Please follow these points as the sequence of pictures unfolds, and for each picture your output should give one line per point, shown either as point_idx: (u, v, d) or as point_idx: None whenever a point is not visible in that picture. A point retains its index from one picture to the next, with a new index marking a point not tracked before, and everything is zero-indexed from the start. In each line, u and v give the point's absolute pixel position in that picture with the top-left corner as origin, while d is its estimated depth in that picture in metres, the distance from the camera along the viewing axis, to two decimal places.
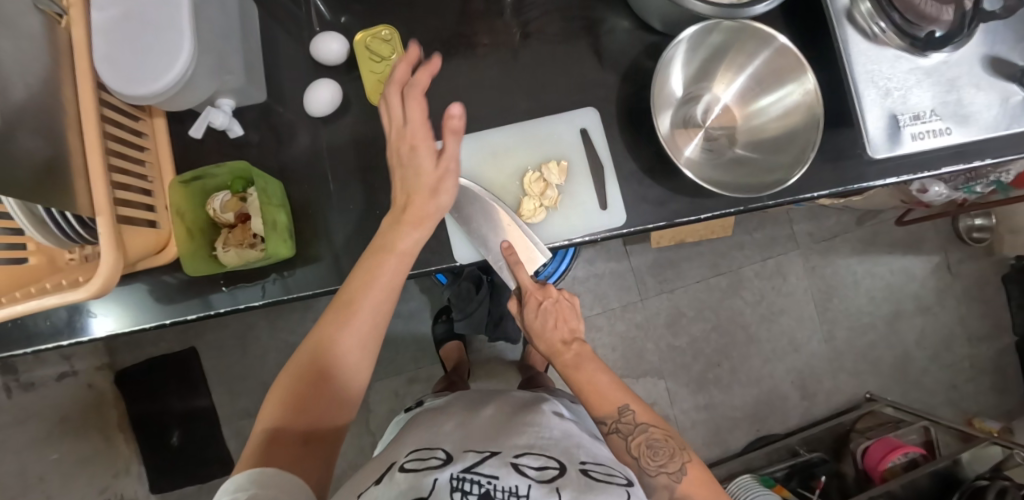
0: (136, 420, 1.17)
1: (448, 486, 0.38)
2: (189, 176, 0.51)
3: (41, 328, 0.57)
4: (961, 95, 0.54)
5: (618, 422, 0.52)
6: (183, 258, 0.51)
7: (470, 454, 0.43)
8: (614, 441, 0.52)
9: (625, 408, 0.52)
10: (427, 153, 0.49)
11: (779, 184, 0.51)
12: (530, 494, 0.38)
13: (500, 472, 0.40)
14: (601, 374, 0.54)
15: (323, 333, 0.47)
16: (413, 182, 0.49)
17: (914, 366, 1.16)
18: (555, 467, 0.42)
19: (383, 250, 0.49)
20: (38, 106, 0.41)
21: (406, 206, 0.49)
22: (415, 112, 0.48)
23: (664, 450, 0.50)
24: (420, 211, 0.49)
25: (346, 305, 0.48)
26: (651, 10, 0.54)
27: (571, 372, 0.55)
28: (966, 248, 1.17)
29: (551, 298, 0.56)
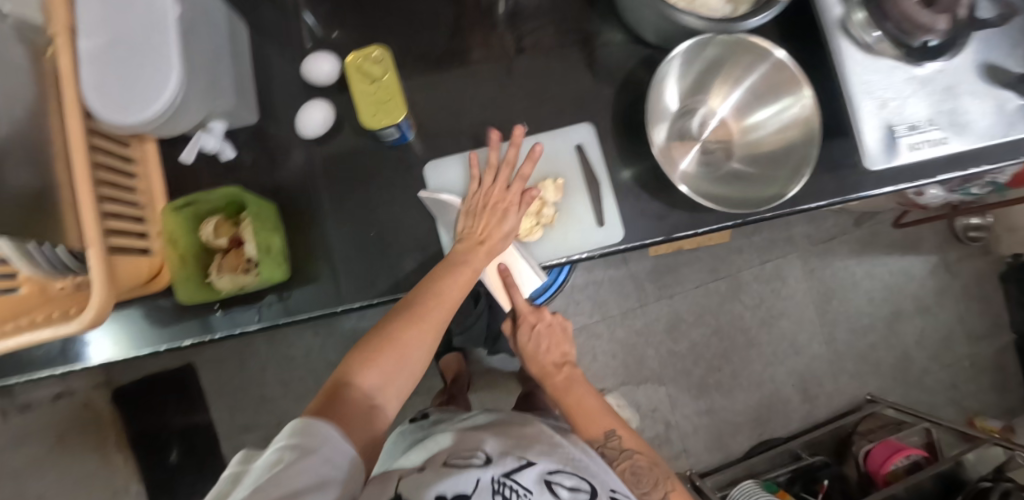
0: (134, 438, 1.15)
1: (490, 487, 0.38)
2: (184, 200, 0.50)
3: (35, 357, 0.56)
4: (958, 103, 0.54)
5: (603, 446, 0.53)
6: (176, 285, 0.50)
7: (509, 459, 0.42)
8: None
9: (610, 433, 0.54)
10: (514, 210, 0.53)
11: (778, 198, 0.50)
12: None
13: (536, 487, 0.39)
14: (587, 396, 0.57)
15: (393, 326, 0.48)
16: (498, 228, 0.52)
17: (914, 367, 1.16)
18: (586, 491, 0.42)
19: (458, 262, 0.51)
20: (22, 138, 0.40)
21: (483, 238, 0.52)
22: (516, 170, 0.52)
23: (647, 478, 0.51)
24: (495, 243, 0.52)
25: (417, 308, 0.49)
26: (645, 23, 0.54)
27: (561, 392, 0.58)
28: (964, 247, 1.17)
29: (543, 321, 0.59)
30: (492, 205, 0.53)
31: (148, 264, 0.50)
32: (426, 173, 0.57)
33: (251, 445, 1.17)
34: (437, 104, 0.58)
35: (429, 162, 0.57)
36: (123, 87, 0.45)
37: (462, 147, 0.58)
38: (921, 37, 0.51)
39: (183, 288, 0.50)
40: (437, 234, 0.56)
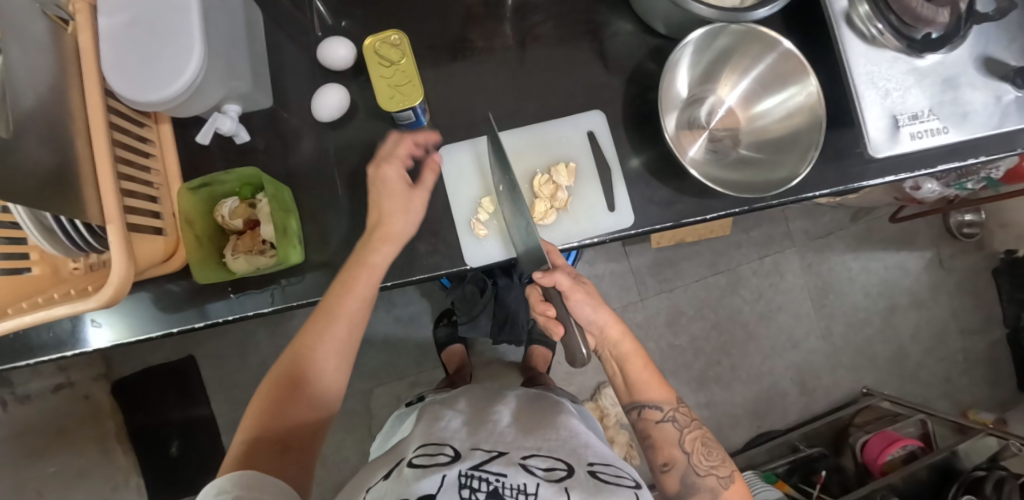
0: (134, 432, 1.14)
1: (457, 483, 0.39)
2: (198, 183, 0.51)
3: (44, 340, 0.56)
4: (959, 94, 0.56)
5: (675, 410, 0.54)
6: (192, 265, 0.51)
7: (477, 453, 0.43)
8: (666, 430, 0.54)
9: (678, 401, 0.55)
10: (400, 180, 0.53)
11: (786, 182, 0.51)
12: (539, 492, 0.39)
13: (507, 471, 0.41)
14: (646, 366, 0.56)
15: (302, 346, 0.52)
16: (385, 202, 0.53)
17: (910, 360, 1.18)
18: (563, 469, 0.43)
19: (355, 266, 0.51)
20: (47, 114, 0.40)
21: (379, 226, 0.52)
22: (400, 152, 0.55)
23: (715, 452, 0.53)
24: (390, 230, 0.52)
25: (322, 323, 0.52)
26: (655, 12, 0.55)
27: (628, 346, 0.55)
28: (958, 243, 1.20)
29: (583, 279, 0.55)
30: (387, 194, 0.53)
31: (163, 244, 0.51)
32: (441, 159, 0.58)
33: None
34: (448, 91, 0.59)
35: (443, 149, 0.59)
36: (147, 67, 0.45)
37: (474, 134, 0.59)
38: (922, 29, 0.53)
39: (199, 268, 0.51)
40: (450, 218, 0.57)
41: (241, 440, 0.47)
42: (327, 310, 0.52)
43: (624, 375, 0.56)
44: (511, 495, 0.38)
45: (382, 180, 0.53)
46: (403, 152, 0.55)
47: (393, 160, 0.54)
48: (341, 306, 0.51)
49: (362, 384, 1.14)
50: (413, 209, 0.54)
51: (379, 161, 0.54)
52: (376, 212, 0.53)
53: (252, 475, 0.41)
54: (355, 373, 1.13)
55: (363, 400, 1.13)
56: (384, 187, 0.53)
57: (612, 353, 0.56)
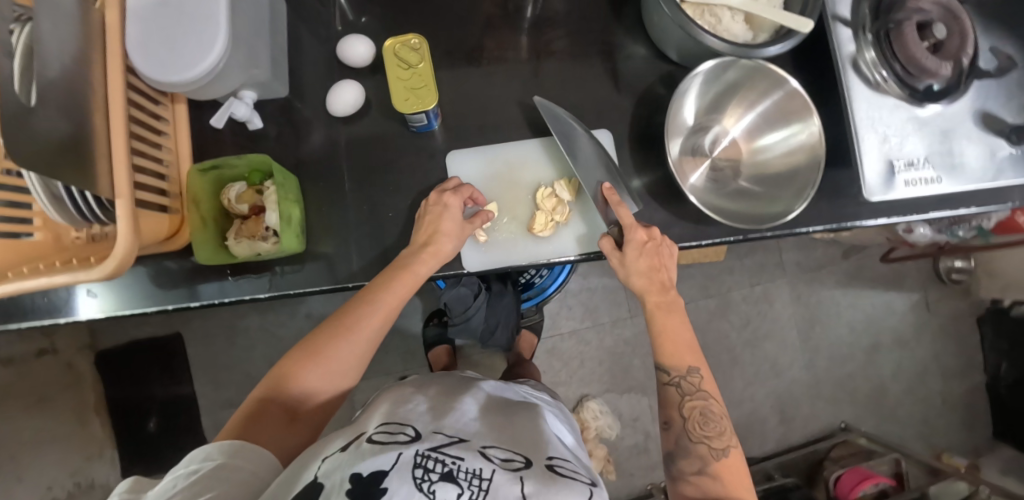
0: (113, 405, 1.13)
1: (412, 461, 0.39)
2: (208, 164, 0.52)
3: (37, 305, 0.56)
4: (955, 146, 0.57)
5: (682, 378, 0.53)
6: (195, 244, 0.51)
7: (438, 437, 0.44)
8: (668, 393, 0.53)
9: (694, 369, 0.53)
10: (456, 212, 0.54)
11: (781, 217, 0.53)
12: (494, 477, 0.39)
13: (465, 455, 0.41)
14: (682, 328, 0.55)
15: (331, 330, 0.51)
16: (439, 222, 0.54)
17: (889, 398, 1.20)
18: (520, 461, 0.43)
19: (402, 270, 0.52)
20: (69, 81, 0.41)
21: (428, 242, 0.54)
22: (465, 189, 0.55)
23: (715, 426, 0.51)
24: (439, 249, 0.53)
25: (355, 314, 0.51)
26: (669, 40, 0.56)
27: (660, 315, 0.55)
28: (944, 287, 1.22)
29: (653, 239, 0.54)
30: (434, 224, 0.54)
31: (167, 222, 0.51)
32: (449, 165, 0.59)
33: None
34: (462, 96, 0.60)
35: (451, 154, 0.60)
36: (171, 50, 0.46)
37: (483, 142, 0.60)
38: (925, 80, 0.55)
39: (202, 249, 0.52)
40: None
41: (255, 396, 0.48)
42: (369, 298, 0.51)
43: (654, 336, 0.55)
44: (465, 478, 0.38)
45: (443, 207, 0.54)
46: (467, 190, 0.56)
47: (456, 191, 0.55)
48: (383, 299, 0.51)
49: None
50: (462, 236, 0.55)
51: (440, 190, 0.55)
52: (429, 228, 0.54)
53: (238, 444, 0.43)
54: None
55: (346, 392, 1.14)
56: (441, 214, 0.54)
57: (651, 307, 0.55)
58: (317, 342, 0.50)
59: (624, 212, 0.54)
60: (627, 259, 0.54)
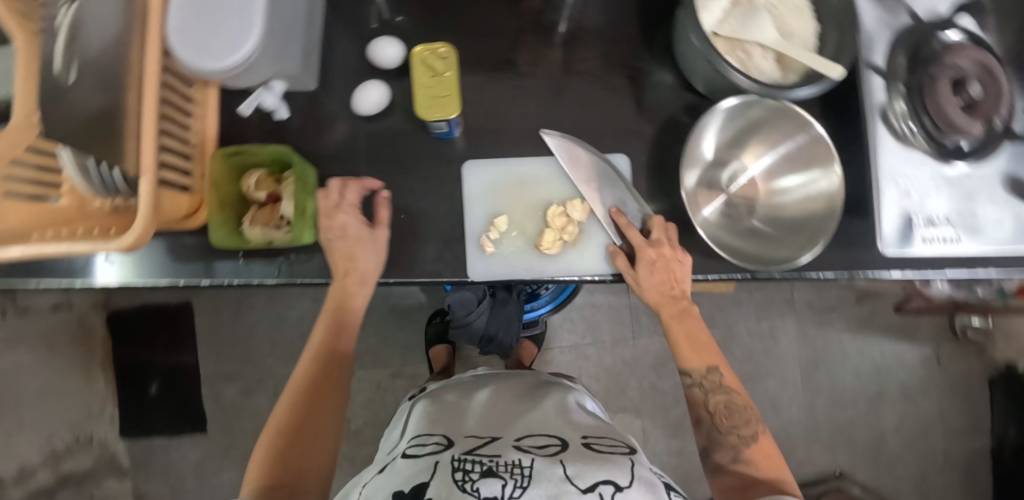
0: (119, 365, 1.17)
1: (451, 466, 0.41)
2: (234, 150, 0.53)
3: (56, 267, 0.58)
4: (977, 207, 0.57)
5: (704, 377, 0.56)
6: (210, 226, 0.53)
7: (470, 439, 0.46)
8: (693, 394, 0.57)
9: (713, 368, 0.57)
10: (359, 224, 0.55)
11: (789, 261, 0.52)
12: (533, 465, 0.40)
13: (501, 451, 0.42)
14: (699, 326, 0.59)
15: (292, 395, 0.56)
16: (352, 247, 0.55)
17: (888, 450, 1.17)
18: (556, 444, 0.44)
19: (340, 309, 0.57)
20: (104, 61, 0.43)
21: (345, 273, 0.55)
22: (351, 196, 0.55)
23: (739, 414, 0.55)
24: (362, 272, 0.55)
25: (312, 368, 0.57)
26: (697, 71, 0.56)
27: (676, 324, 0.58)
28: (958, 344, 1.19)
29: (665, 256, 0.55)
30: (340, 246, 0.55)
31: (187, 202, 0.53)
32: (464, 174, 0.60)
33: (230, 395, 1.18)
34: (486, 106, 0.61)
35: (466, 163, 0.60)
36: (208, 37, 0.48)
37: (500, 153, 0.61)
38: (953, 137, 0.55)
39: (217, 231, 0.53)
40: (461, 229, 0.59)
41: (248, 489, 0.49)
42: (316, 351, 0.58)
43: (675, 340, 0.58)
44: (504, 469, 0.40)
45: (343, 229, 0.55)
46: (354, 197, 0.55)
47: (350, 210, 0.55)
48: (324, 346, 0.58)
49: None
50: (380, 250, 0.56)
51: (331, 210, 0.55)
52: (342, 259, 0.55)
53: None
54: None
55: None
56: (345, 239, 0.54)
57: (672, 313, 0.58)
58: (284, 414, 0.54)
59: (635, 235, 0.56)
60: (640, 276, 0.55)
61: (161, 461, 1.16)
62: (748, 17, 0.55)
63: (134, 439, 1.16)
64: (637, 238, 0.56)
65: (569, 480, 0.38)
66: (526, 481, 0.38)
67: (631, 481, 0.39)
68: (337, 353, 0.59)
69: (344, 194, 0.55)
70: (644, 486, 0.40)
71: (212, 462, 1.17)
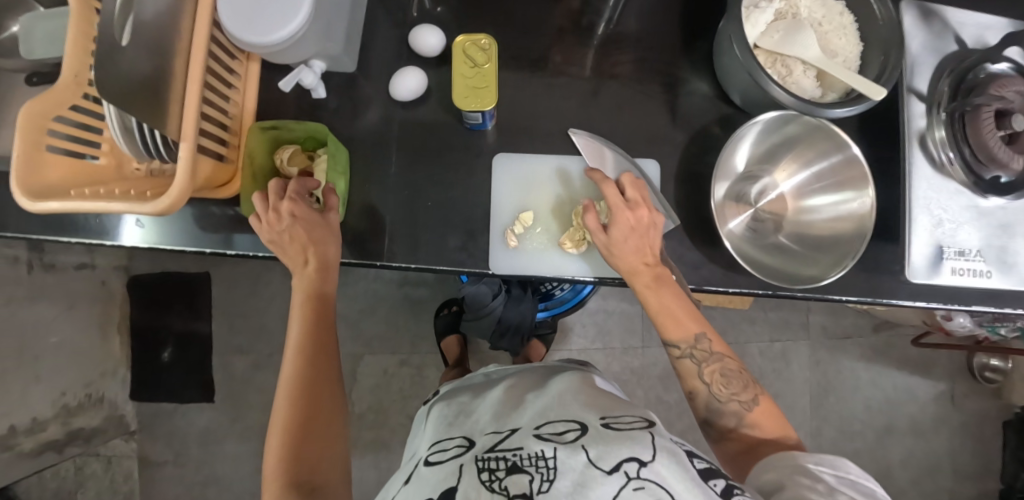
0: (136, 328, 1.19)
1: (474, 466, 0.41)
2: (271, 125, 0.54)
3: (87, 225, 0.60)
4: (1011, 243, 0.56)
5: (693, 347, 0.53)
6: (242, 195, 0.55)
7: (489, 436, 0.45)
8: (685, 365, 0.54)
9: (701, 336, 0.53)
10: (306, 211, 0.51)
11: (815, 279, 0.52)
12: (556, 455, 0.39)
13: (523, 443, 0.42)
14: (677, 298, 0.53)
15: (288, 389, 0.52)
16: (306, 236, 0.51)
17: (893, 485, 1.15)
18: (576, 429, 0.43)
19: (321, 297, 0.55)
20: (159, 26, 0.44)
21: (304, 260, 0.53)
22: (290, 188, 0.51)
23: (736, 380, 0.52)
24: (321, 257, 0.53)
25: (308, 354, 0.53)
26: (735, 82, 0.56)
27: (651, 295, 0.52)
28: (974, 383, 1.17)
29: (642, 220, 0.52)
30: (291, 236, 0.51)
31: (221, 171, 0.54)
32: (494, 167, 0.60)
33: (239, 366, 1.20)
34: (520, 101, 0.61)
35: (497, 156, 0.61)
36: (258, 11, 0.48)
37: (530, 149, 0.61)
38: (994, 171, 0.54)
39: (247, 201, 0.55)
40: (486, 222, 0.59)
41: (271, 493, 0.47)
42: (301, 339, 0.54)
43: (654, 313, 0.53)
44: (529, 463, 0.39)
45: (290, 220, 0.50)
46: (296, 187, 0.51)
47: (295, 197, 0.51)
48: (309, 331, 0.54)
49: (353, 348, 1.17)
50: (336, 235, 0.54)
51: (270, 205, 0.50)
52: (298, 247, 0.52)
53: None
54: (350, 335, 1.16)
55: (350, 363, 1.16)
56: (297, 225, 0.50)
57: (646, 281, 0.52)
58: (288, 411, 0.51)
59: (609, 197, 0.52)
60: (618, 239, 0.51)
61: (166, 424, 1.19)
62: (793, 31, 0.54)
63: (143, 402, 1.19)
64: (613, 197, 0.52)
65: (594, 464, 0.38)
66: (551, 473, 0.38)
67: (655, 454, 0.39)
68: (324, 346, 0.55)
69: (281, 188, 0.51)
70: (669, 456, 0.39)
71: (217, 431, 1.19)
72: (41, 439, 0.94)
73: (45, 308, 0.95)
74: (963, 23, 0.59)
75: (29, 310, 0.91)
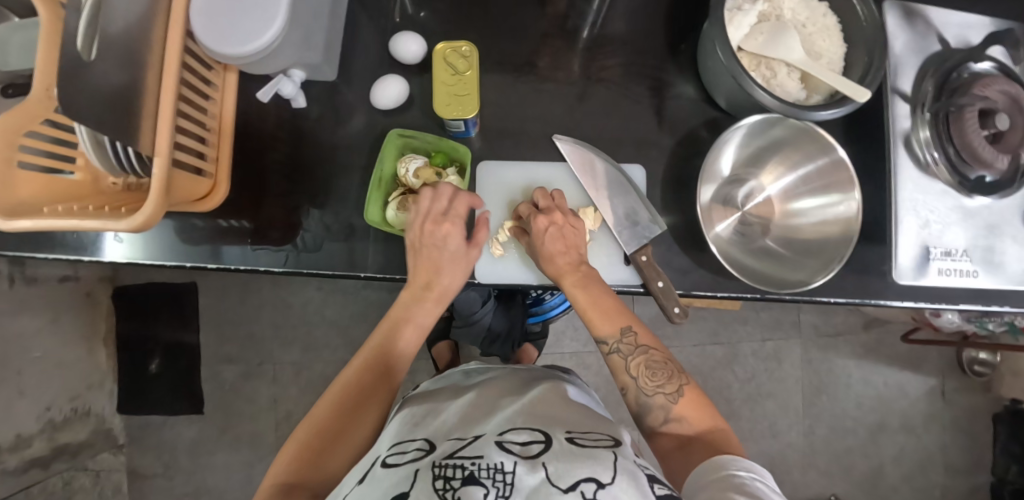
0: (123, 339, 1.18)
1: (430, 472, 0.37)
2: (408, 133, 0.57)
3: (66, 240, 0.59)
4: (998, 242, 0.56)
5: (620, 341, 0.53)
6: (367, 202, 0.56)
7: (450, 441, 0.41)
8: (615, 361, 0.54)
9: (627, 329, 0.54)
10: (456, 238, 0.55)
11: (802, 284, 0.51)
12: (516, 470, 0.36)
13: (483, 452, 0.38)
14: (603, 296, 0.54)
15: (342, 389, 0.52)
16: (440, 260, 0.55)
17: (886, 481, 1.15)
18: (540, 442, 0.40)
19: (403, 320, 0.57)
20: (129, 37, 0.43)
21: (429, 286, 0.56)
22: (459, 206, 0.55)
23: (662, 372, 0.51)
24: (441, 287, 0.56)
25: (374, 368, 0.54)
26: (720, 86, 0.55)
27: (579, 293, 0.54)
28: (964, 378, 1.18)
29: (558, 221, 0.55)
30: (435, 252, 0.54)
31: (197, 186, 0.52)
32: (479, 174, 0.60)
33: (228, 376, 1.18)
34: (505, 107, 0.60)
35: (483, 163, 0.60)
36: (232, 22, 0.47)
37: (515, 156, 0.60)
38: (979, 171, 0.54)
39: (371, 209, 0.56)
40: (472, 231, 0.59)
41: (270, 484, 0.45)
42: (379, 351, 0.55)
43: (581, 311, 0.55)
44: (486, 475, 0.36)
45: (444, 239, 0.54)
46: (462, 208, 0.56)
47: (456, 222, 0.55)
48: (391, 352, 0.55)
49: None
50: (466, 268, 0.57)
51: (436, 219, 0.54)
52: (429, 271, 0.55)
53: None
54: None
55: None
56: (443, 251, 0.55)
57: (571, 279, 0.54)
58: (328, 413, 0.50)
59: (523, 210, 0.57)
60: (539, 241, 0.54)
61: (155, 436, 1.17)
62: (778, 33, 0.54)
63: (131, 414, 1.17)
64: (526, 210, 0.57)
65: (551, 482, 0.35)
66: (507, 490, 0.34)
67: (614, 477, 0.36)
68: (393, 364, 0.55)
69: (452, 211, 0.55)
70: (629, 480, 0.36)
71: (207, 442, 1.17)
72: (27, 456, 0.92)
73: (28, 322, 0.93)
74: (946, 23, 0.58)
75: (13, 323, 0.89)
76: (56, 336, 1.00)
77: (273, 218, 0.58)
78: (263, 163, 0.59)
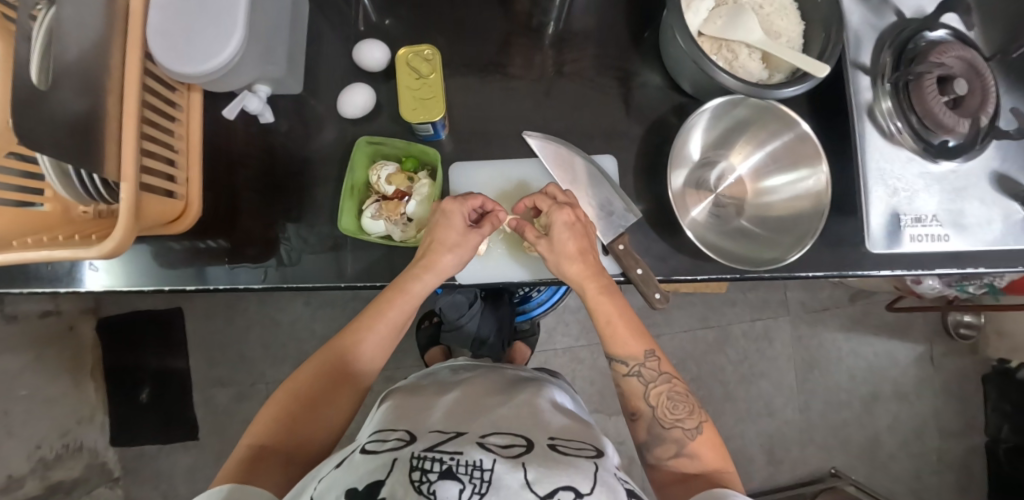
0: (111, 370, 1.16)
1: (409, 464, 0.36)
2: (376, 140, 0.57)
3: (40, 273, 0.58)
4: (964, 205, 0.57)
5: (641, 365, 0.53)
6: (340, 211, 0.55)
7: (433, 435, 0.41)
8: (631, 384, 0.53)
9: (648, 354, 0.53)
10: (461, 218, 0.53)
11: (778, 261, 0.52)
12: (495, 468, 0.36)
13: (463, 449, 0.38)
14: (624, 312, 0.54)
15: (325, 359, 0.52)
16: (440, 232, 0.53)
17: (883, 450, 1.17)
18: (521, 445, 0.40)
19: (397, 290, 0.52)
20: (87, 64, 0.42)
21: (424, 256, 0.53)
22: (476, 201, 0.54)
23: (682, 406, 0.51)
24: (437, 261, 0.52)
25: (354, 340, 0.52)
26: (684, 72, 0.56)
27: (603, 299, 0.53)
28: (951, 342, 1.20)
29: (576, 218, 0.54)
30: (440, 234, 0.53)
31: (170, 208, 0.52)
32: (451, 175, 0.60)
33: (221, 399, 1.17)
34: (475, 107, 0.61)
35: (456, 164, 0.60)
36: (190, 40, 0.47)
37: (488, 156, 0.60)
38: (941, 135, 0.55)
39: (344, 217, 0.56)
40: None
41: (245, 445, 0.46)
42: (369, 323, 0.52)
43: (599, 323, 0.54)
44: (464, 472, 0.35)
45: (443, 214, 0.53)
46: (478, 202, 0.54)
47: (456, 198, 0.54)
48: (376, 326, 0.53)
49: None
50: (463, 248, 0.53)
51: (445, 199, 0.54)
52: (430, 242, 0.53)
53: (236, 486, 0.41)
54: None
55: None
56: (445, 225, 0.53)
57: (585, 269, 0.53)
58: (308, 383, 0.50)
59: (541, 201, 0.54)
60: (562, 241, 0.52)
61: (151, 466, 1.16)
62: (735, 15, 0.55)
63: (125, 446, 1.15)
64: (545, 204, 0.54)
65: (530, 486, 0.35)
66: (484, 487, 0.34)
67: (593, 487, 0.36)
68: (375, 334, 0.53)
69: (465, 198, 0.54)
70: (607, 492, 0.37)
71: (206, 467, 1.16)
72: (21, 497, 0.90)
73: (11, 361, 0.91)
74: None
75: None
76: (42, 372, 0.98)
77: (250, 235, 0.58)
78: (234, 180, 0.59)
